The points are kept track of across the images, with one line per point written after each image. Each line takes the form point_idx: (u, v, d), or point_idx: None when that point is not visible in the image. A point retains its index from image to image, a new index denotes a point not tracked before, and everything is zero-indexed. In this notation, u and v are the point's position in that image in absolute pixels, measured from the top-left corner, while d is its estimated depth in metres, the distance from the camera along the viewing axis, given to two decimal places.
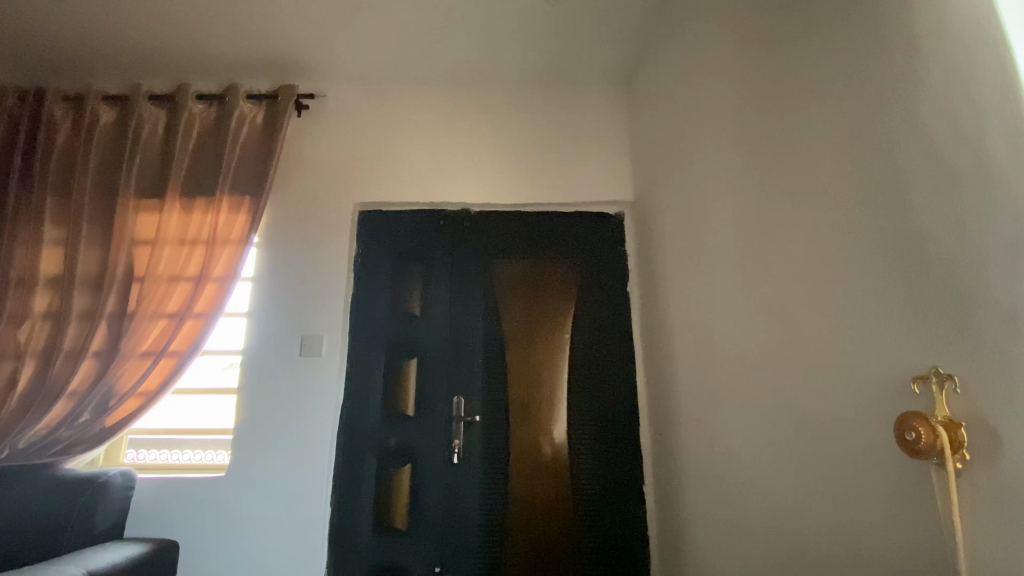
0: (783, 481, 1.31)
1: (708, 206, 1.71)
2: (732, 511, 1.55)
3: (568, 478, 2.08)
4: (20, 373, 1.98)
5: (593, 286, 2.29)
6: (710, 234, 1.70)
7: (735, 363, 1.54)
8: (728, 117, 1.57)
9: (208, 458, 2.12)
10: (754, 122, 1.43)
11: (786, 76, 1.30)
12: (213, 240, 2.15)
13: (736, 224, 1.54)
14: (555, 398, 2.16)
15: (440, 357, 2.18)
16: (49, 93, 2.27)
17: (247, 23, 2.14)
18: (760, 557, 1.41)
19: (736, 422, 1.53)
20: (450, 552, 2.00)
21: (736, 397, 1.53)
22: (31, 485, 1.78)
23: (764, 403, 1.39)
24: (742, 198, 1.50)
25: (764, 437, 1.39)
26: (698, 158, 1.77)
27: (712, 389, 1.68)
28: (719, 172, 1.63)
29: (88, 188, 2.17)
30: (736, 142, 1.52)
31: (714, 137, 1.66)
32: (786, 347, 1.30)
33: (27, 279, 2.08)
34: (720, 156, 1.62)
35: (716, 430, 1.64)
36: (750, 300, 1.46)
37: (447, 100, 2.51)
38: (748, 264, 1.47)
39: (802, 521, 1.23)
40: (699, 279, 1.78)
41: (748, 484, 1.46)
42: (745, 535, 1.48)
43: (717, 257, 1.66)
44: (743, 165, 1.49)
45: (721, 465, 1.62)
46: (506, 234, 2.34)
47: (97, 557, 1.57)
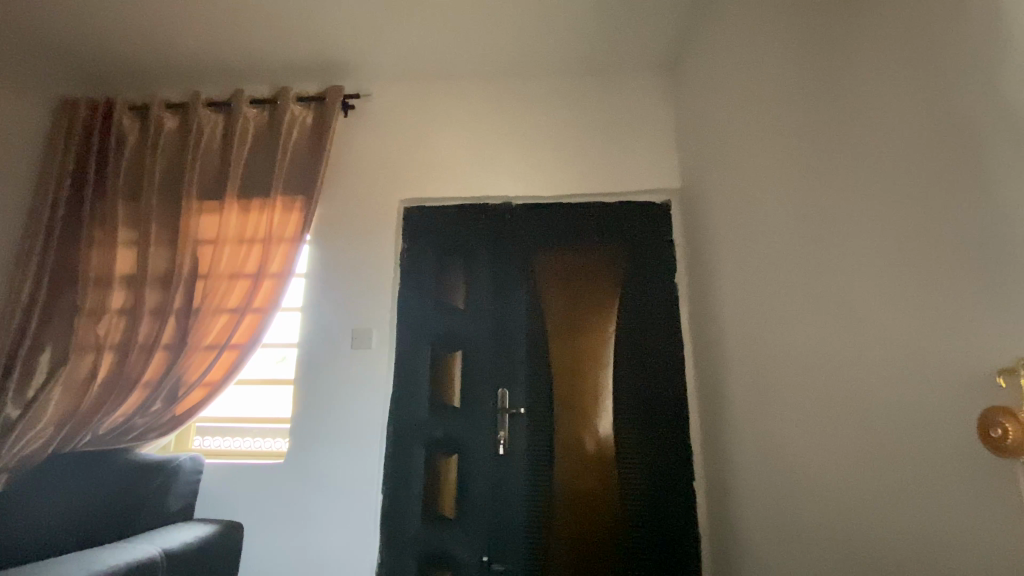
0: (844, 477, 1.26)
1: (761, 192, 1.65)
2: (790, 507, 1.50)
3: (614, 471, 2.07)
4: (100, 364, 2.14)
5: (637, 276, 2.25)
6: (764, 221, 1.64)
7: (792, 354, 1.49)
8: (783, 98, 1.50)
9: (267, 445, 2.26)
10: (812, 103, 1.36)
11: (847, 54, 1.23)
12: (270, 238, 2.25)
13: (793, 208, 1.47)
14: (600, 390, 2.15)
15: (485, 349, 2.20)
16: (118, 104, 2.43)
17: (296, 27, 2.20)
18: (818, 554, 1.36)
19: (793, 415, 1.48)
20: (498, 542, 2.03)
21: (794, 389, 1.48)
22: (98, 475, 1.89)
23: (824, 395, 1.33)
24: (799, 183, 1.43)
25: (824, 431, 1.34)
26: (751, 142, 1.70)
27: (768, 381, 1.62)
28: (775, 156, 1.56)
29: (155, 192, 2.31)
30: (793, 125, 1.46)
31: (769, 121, 1.59)
32: (847, 338, 1.24)
33: (104, 278, 2.25)
34: (776, 139, 1.55)
35: (772, 423, 1.59)
36: (807, 289, 1.40)
37: (489, 92, 2.51)
38: (806, 252, 1.41)
39: (863, 519, 1.19)
40: (752, 268, 1.72)
41: (807, 480, 1.41)
42: (802, 532, 1.43)
43: (771, 245, 1.60)
44: (800, 147, 1.42)
45: (777, 460, 1.56)
46: (548, 226, 2.33)
47: (171, 535, 1.70)
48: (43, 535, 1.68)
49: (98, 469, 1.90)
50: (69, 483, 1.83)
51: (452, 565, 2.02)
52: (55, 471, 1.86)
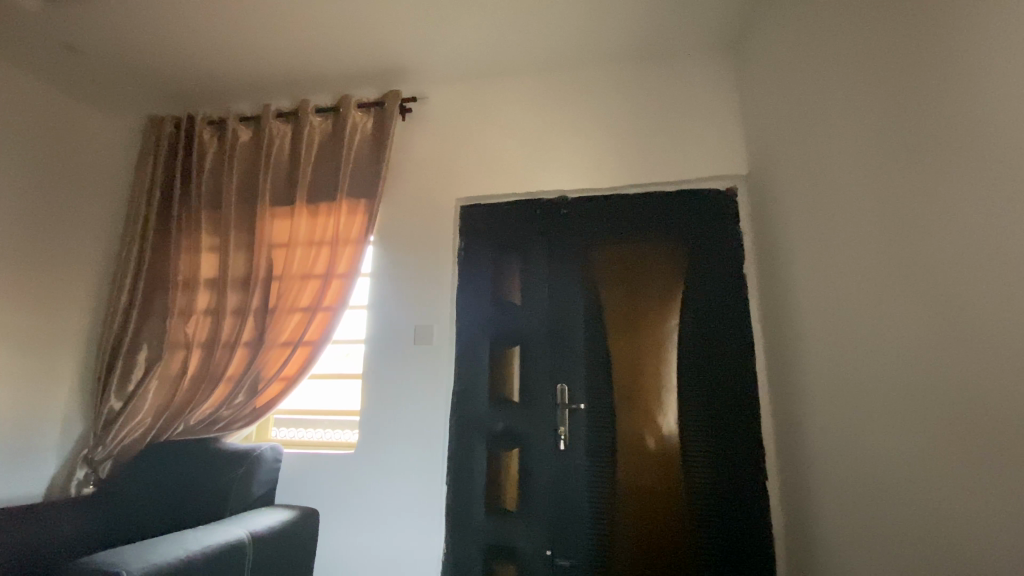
0: (941, 481, 1.16)
1: (840, 176, 1.53)
2: (875, 512, 1.39)
3: (679, 470, 2.01)
4: (190, 360, 2.34)
5: (701, 267, 2.15)
6: (843, 207, 1.52)
7: (876, 350, 1.38)
8: (869, 76, 1.39)
9: (337, 436, 2.39)
10: (907, 81, 1.26)
11: (951, 27, 1.13)
12: (337, 240, 2.37)
13: (881, 190, 1.35)
14: (663, 386, 2.08)
15: (544, 344, 2.19)
16: (199, 120, 2.63)
17: (354, 37, 2.28)
18: (909, 564, 1.26)
19: (879, 413, 1.37)
20: (561, 537, 2.02)
21: (879, 387, 1.37)
22: (188, 463, 2.09)
23: (917, 393, 1.23)
24: (887, 165, 1.33)
25: (919, 432, 1.22)
26: (828, 121, 1.58)
27: (847, 378, 1.51)
28: (859, 134, 1.43)
29: (233, 200, 2.48)
30: (881, 104, 1.35)
31: (852, 96, 1.46)
32: (946, 332, 1.14)
33: (191, 281, 2.45)
34: (862, 115, 1.42)
35: (854, 422, 1.48)
36: (897, 279, 1.30)
37: (544, 87, 2.49)
38: (896, 239, 1.30)
39: (966, 527, 1.09)
40: (828, 257, 1.61)
41: (898, 485, 1.30)
42: (891, 539, 1.33)
43: (851, 232, 1.48)
44: (892, 126, 1.31)
45: (860, 462, 1.45)
46: (604, 218, 2.28)
47: (256, 519, 1.83)
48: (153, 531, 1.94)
49: (184, 457, 2.11)
50: (162, 474, 2.08)
51: (515, 559, 2.04)
52: (147, 464, 2.12)
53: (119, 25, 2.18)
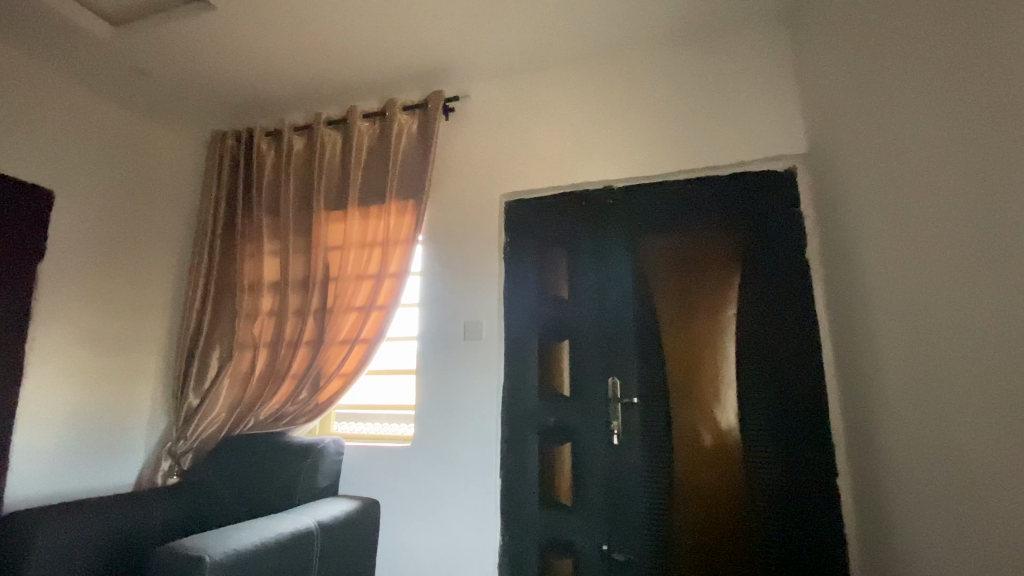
0: (1017, 476, 1.07)
1: (904, 151, 1.42)
2: (955, 508, 1.29)
3: (741, 465, 1.93)
4: (258, 359, 2.49)
5: (759, 254, 2.05)
6: (909, 184, 1.41)
7: (949, 336, 1.28)
8: (934, 42, 1.27)
9: (395, 430, 2.48)
10: (972, 45, 1.15)
11: None
12: (388, 240, 2.44)
13: (949, 165, 1.24)
14: (720, 378, 2.01)
15: (593, 338, 2.17)
16: (256, 132, 2.77)
17: (394, 42, 2.33)
18: (990, 563, 1.17)
19: (954, 404, 1.27)
20: (618, 532, 2.00)
21: (954, 377, 1.27)
22: (259, 455, 2.23)
23: (992, 384, 1.13)
24: (953, 138, 1.22)
25: (995, 424, 1.13)
26: (894, 93, 1.45)
27: (920, 367, 1.41)
28: (924, 105, 1.32)
29: (291, 207, 2.61)
30: (946, 72, 1.24)
31: (916, 65, 1.35)
32: (1015, 317, 1.05)
33: (256, 284, 2.60)
34: (925, 85, 1.31)
35: (930, 414, 1.38)
36: (967, 260, 1.19)
37: (586, 77, 2.45)
38: (964, 218, 1.20)
39: None
40: (895, 239, 1.49)
41: (977, 480, 1.20)
42: (973, 537, 1.23)
43: (918, 211, 1.38)
44: (956, 94, 1.20)
45: (937, 456, 1.35)
46: (654, 208, 2.22)
47: (323, 509, 1.93)
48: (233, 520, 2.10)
49: (255, 450, 2.26)
50: (237, 465, 2.23)
51: (572, 553, 2.04)
52: (222, 455, 2.29)
53: (180, 50, 2.35)
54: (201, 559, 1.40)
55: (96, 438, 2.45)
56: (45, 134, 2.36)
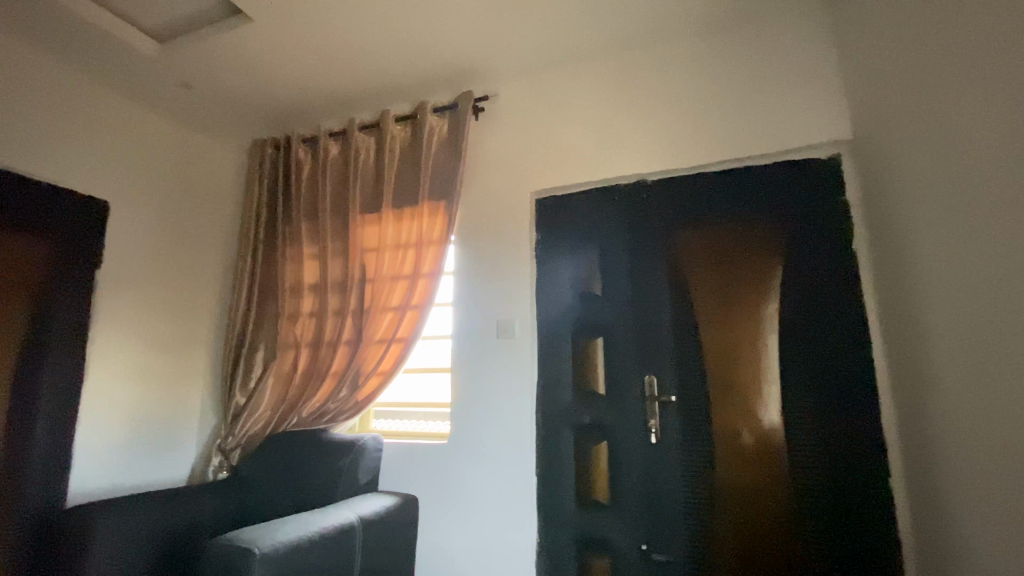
0: None
1: (953, 135, 1.34)
2: (1009, 515, 1.22)
3: (785, 465, 1.87)
4: (300, 358, 2.58)
5: (801, 246, 1.98)
6: (958, 170, 1.33)
7: (1000, 331, 1.20)
8: (981, 19, 1.20)
9: (432, 427, 2.53)
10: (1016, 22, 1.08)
11: None
12: (421, 241, 2.48)
13: (996, 150, 1.17)
14: (761, 375, 1.95)
15: (628, 335, 2.14)
16: (294, 139, 2.87)
17: (422, 46, 2.36)
18: None
19: (1007, 404, 1.19)
20: (657, 532, 1.97)
21: (1007, 374, 1.19)
22: (303, 451, 2.31)
23: None
24: (1001, 120, 1.15)
25: None
26: (942, 73, 1.36)
27: (973, 364, 1.32)
28: (971, 87, 1.24)
29: (328, 211, 2.68)
30: (994, 50, 1.16)
31: (963, 44, 1.27)
32: None
33: (297, 287, 2.69)
34: (972, 64, 1.23)
35: (982, 414, 1.30)
36: (1017, 252, 1.12)
37: (617, 70, 2.41)
38: (1013, 205, 1.12)
39: None
40: (947, 228, 1.41)
41: None
42: None
43: (969, 199, 1.29)
44: (1003, 75, 1.13)
45: (992, 458, 1.27)
46: (689, 201, 2.17)
47: (364, 504, 1.98)
48: (279, 514, 2.18)
49: (298, 446, 2.34)
50: (282, 461, 2.31)
51: (610, 552, 2.02)
52: (268, 451, 2.38)
53: (221, 65, 2.46)
54: (250, 550, 1.47)
55: (152, 434, 2.60)
56: (102, 149, 2.52)
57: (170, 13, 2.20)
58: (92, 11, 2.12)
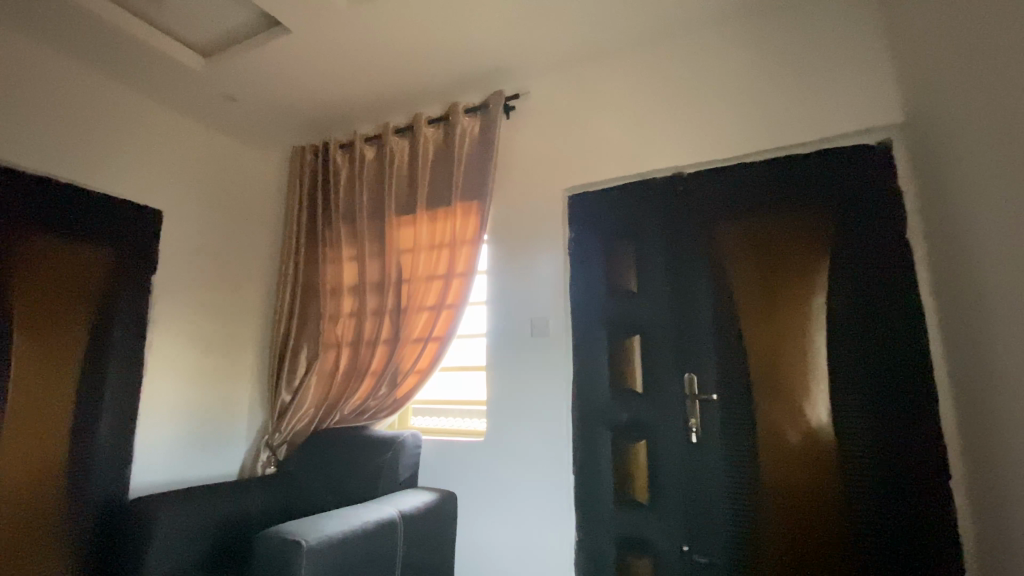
0: None
1: (1009, 116, 1.25)
2: None
3: (835, 466, 1.79)
4: (342, 357, 2.66)
5: (849, 237, 1.89)
6: (1015, 153, 1.24)
7: None
8: None
9: (469, 424, 2.56)
10: None
11: None
12: (455, 241, 2.51)
13: None
14: (807, 373, 1.87)
15: (666, 332, 2.10)
16: (332, 145, 2.95)
17: (452, 49, 2.39)
18: None
19: None
20: (699, 533, 1.92)
21: None
22: (346, 447, 2.38)
23: None
24: None
25: None
26: (997, 49, 1.27)
27: None
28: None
29: (365, 214, 2.75)
30: None
31: (1015, 19, 1.19)
32: None
33: (337, 288, 2.77)
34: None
35: None
36: None
37: (650, 63, 2.37)
38: None
39: None
40: (1005, 215, 1.32)
41: None
42: None
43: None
44: None
45: None
46: (727, 193, 2.11)
47: (404, 500, 2.02)
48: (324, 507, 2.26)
49: (341, 442, 2.41)
50: (326, 457, 2.39)
51: (650, 552, 1.99)
52: (312, 448, 2.47)
53: (262, 77, 2.57)
54: (298, 542, 1.52)
55: (206, 430, 2.74)
56: (156, 162, 2.67)
57: (215, 28, 2.31)
58: (144, 31, 2.25)
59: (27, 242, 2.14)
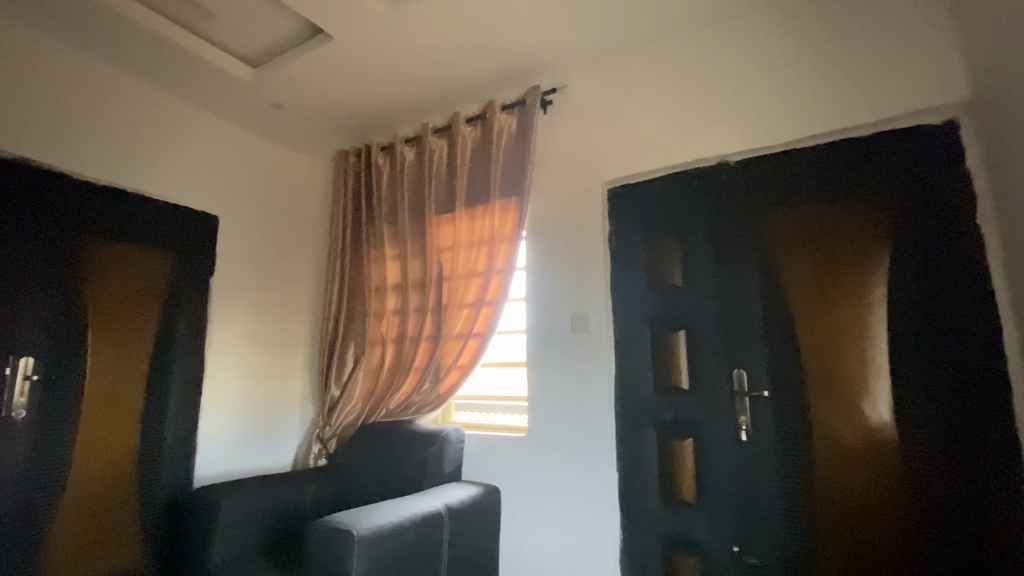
0: None
1: None
2: None
3: (898, 467, 1.69)
4: (387, 353, 2.74)
5: (912, 224, 1.77)
6: None
7: None
8: None
9: (511, 419, 2.59)
10: None
11: None
12: (494, 238, 2.52)
13: None
14: (866, 369, 1.77)
15: (712, 327, 2.04)
16: (374, 148, 3.04)
17: (489, 48, 2.40)
18: None
19: None
20: (750, 534, 1.86)
21: None
22: (392, 440, 2.45)
23: None
24: None
25: None
26: None
27: None
28: None
29: (407, 214, 2.81)
30: None
31: None
32: None
33: (382, 286, 2.85)
34: None
35: None
36: None
37: (692, 50, 2.30)
38: None
39: None
40: None
41: None
42: None
43: None
44: None
45: None
46: (775, 182, 2.02)
47: (448, 493, 2.06)
48: (373, 498, 2.34)
49: (388, 435, 2.48)
50: (374, 450, 2.47)
51: (699, 552, 1.95)
52: (361, 441, 2.56)
53: (307, 85, 2.67)
54: (350, 531, 1.59)
55: (263, 423, 2.89)
56: (213, 170, 2.84)
57: (263, 40, 2.42)
58: (200, 47, 2.39)
59: (97, 247, 2.31)
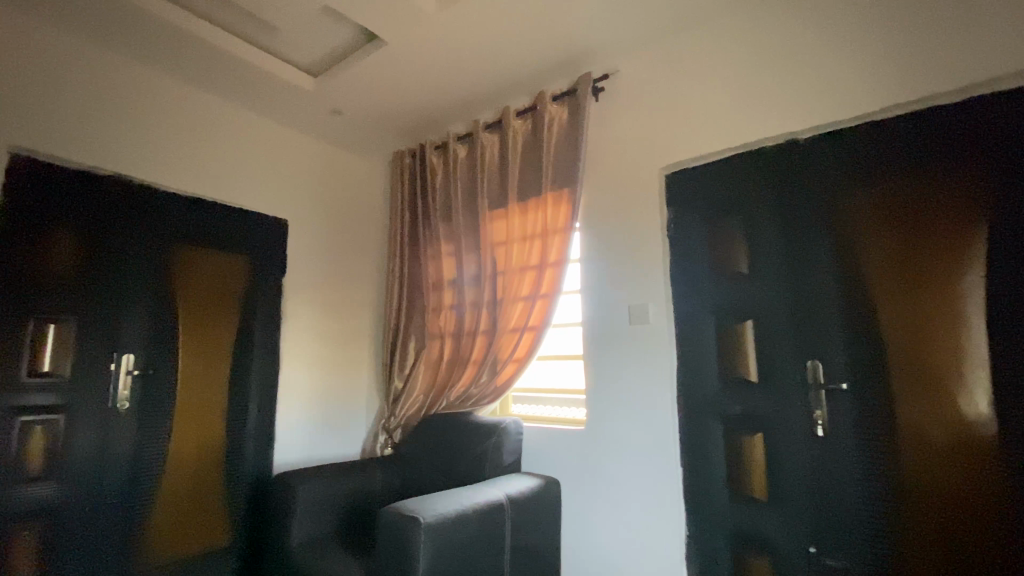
0: None
1: None
2: None
3: (1002, 467, 1.52)
4: (446, 347, 2.81)
5: (1015, 196, 1.58)
6: None
7: None
8: None
9: (569, 412, 2.58)
10: None
11: None
12: (547, 231, 2.52)
13: None
14: (961, 358, 1.62)
15: (781, 316, 1.93)
16: (428, 147, 3.12)
17: (537, 39, 2.39)
18: None
19: None
20: (828, 534, 1.76)
21: None
22: (453, 432, 2.51)
23: None
24: None
25: None
26: None
27: None
28: None
29: (462, 210, 2.86)
30: None
31: None
32: None
33: (439, 282, 2.92)
34: None
35: None
36: None
37: (753, 23, 2.17)
38: None
39: None
40: None
41: None
42: None
43: None
44: None
45: None
46: (851, 158, 1.87)
47: (509, 484, 2.09)
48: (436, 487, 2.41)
49: (449, 427, 2.55)
50: (436, 441, 2.55)
51: (771, 551, 1.86)
52: (424, 432, 2.65)
53: (364, 91, 2.78)
54: (416, 518, 1.65)
55: (334, 414, 3.06)
56: (282, 176, 3.02)
57: (321, 50, 2.54)
58: (266, 61, 2.54)
59: (181, 251, 2.52)
